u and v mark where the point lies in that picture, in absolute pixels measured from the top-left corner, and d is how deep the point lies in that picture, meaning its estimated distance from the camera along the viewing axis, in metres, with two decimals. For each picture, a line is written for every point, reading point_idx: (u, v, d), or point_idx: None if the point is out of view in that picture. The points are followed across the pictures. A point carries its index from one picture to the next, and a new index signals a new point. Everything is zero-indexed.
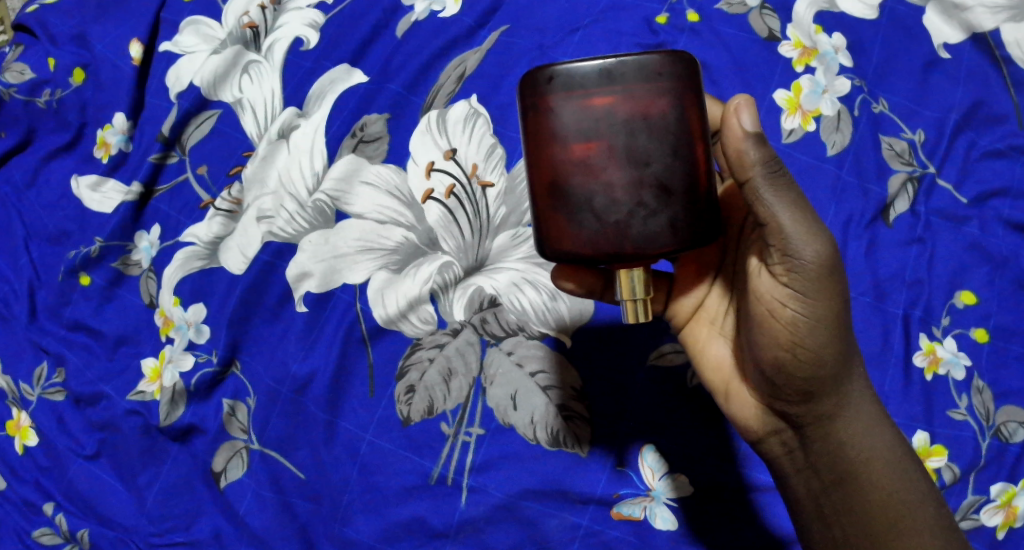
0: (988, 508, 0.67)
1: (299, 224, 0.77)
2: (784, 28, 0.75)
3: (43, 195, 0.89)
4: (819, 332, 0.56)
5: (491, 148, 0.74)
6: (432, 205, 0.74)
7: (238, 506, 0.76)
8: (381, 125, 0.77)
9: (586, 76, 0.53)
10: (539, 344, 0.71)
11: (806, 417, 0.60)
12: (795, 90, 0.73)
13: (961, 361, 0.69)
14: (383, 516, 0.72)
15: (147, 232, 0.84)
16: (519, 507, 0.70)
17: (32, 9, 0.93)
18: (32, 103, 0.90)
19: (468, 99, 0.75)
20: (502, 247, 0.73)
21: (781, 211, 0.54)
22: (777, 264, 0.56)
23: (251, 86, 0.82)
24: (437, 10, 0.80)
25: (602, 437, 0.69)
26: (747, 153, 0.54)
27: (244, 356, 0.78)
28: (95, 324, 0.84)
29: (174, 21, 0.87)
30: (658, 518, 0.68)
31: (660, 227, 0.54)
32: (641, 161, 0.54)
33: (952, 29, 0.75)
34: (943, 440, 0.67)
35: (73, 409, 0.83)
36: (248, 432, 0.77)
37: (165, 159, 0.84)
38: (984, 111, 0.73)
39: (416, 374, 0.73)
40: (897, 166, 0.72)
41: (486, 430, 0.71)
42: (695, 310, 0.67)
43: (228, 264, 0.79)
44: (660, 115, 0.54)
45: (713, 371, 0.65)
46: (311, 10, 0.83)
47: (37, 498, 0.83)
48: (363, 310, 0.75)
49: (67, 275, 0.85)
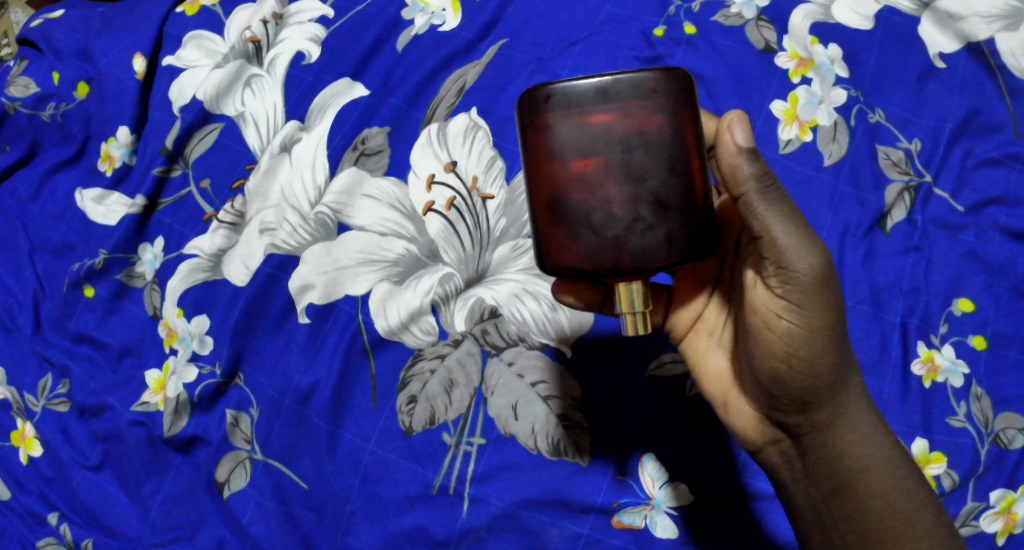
0: (988, 515, 0.67)
1: (301, 237, 0.78)
2: (781, 40, 0.76)
3: (48, 208, 0.89)
4: (814, 342, 0.57)
5: (491, 160, 0.75)
6: (432, 217, 0.75)
7: (241, 515, 0.77)
8: (382, 139, 0.78)
9: (583, 95, 0.54)
10: (539, 354, 0.72)
11: (804, 426, 0.60)
12: (792, 101, 0.74)
13: (959, 368, 0.69)
14: (385, 525, 0.73)
15: (151, 244, 0.85)
16: (521, 516, 0.70)
17: (36, 23, 0.93)
18: (37, 117, 0.91)
19: (468, 113, 0.76)
20: (503, 258, 0.74)
21: (775, 224, 0.55)
22: (772, 276, 0.57)
23: (254, 100, 0.83)
24: (437, 24, 0.81)
25: (602, 446, 0.70)
26: (741, 167, 0.55)
27: (247, 368, 0.79)
28: (100, 335, 0.84)
29: (177, 35, 0.88)
30: (658, 526, 0.68)
31: (658, 240, 0.55)
32: (638, 177, 0.55)
33: (946, 38, 0.75)
34: (943, 447, 0.68)
35: (77, 420, 0.84)
36: (251, 442, 0.77)
37: (168, 172, 0.85)
38: (980, 120, 0.74)
39: (418, 385, 0.73)
40: (894, 175, 0.73)
41: (488, 440, 0.71)
42: (694, 322, 0.68)
43: (231, 276, 0.80)
44: (656, 131, 0.54)
45: (712, 382, 0.66)
46: (313, 24, 0.84)
47: (41, 508, 0.83)
48: (365, 322, 0.75)
49: (71, 287, 0.86)
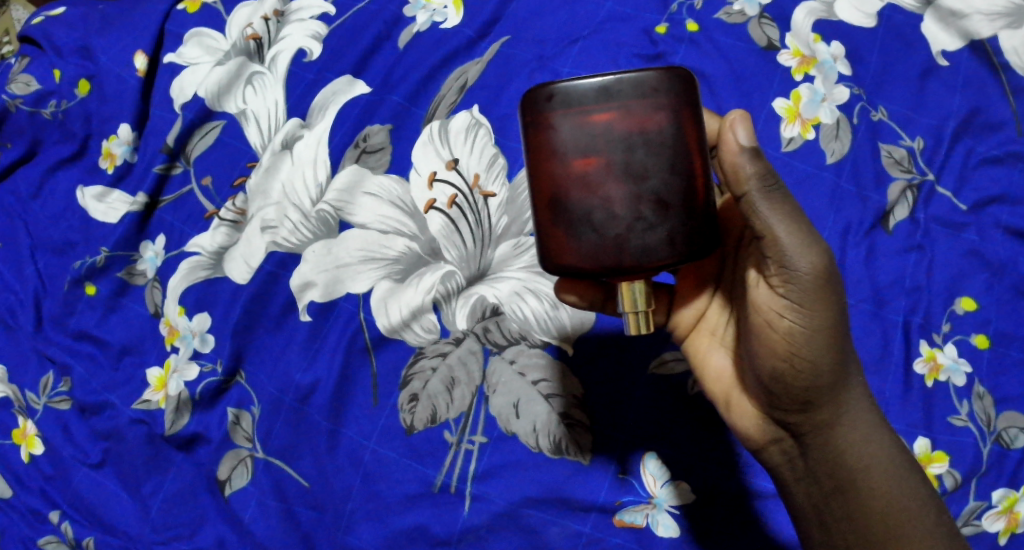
0: (989, 514, 0.67)
1: (302, 235, 0.78)
2: (783, 38, 0.75)
3: (50, 206, 0.89)
4: (816, 342, 0.56)
5: (492, 158, 0.74)
6: (433, 215, 0.75)
7: (242, 514, 0.77)
8: (383, 137, 0.78)
9: (584, 94, 0.54)
10: (541, 353, 0.72)
11: (805, 425, 0.60)
12: (794, 99, 0.74)
13: (961, 368, 0.69)
14: (386, 524, 0.72)
15: (152, 242, 0.85)
16: (522, 515, 0.70)
17: (37, 21, 0.93)
18: (38, 115, 0.90)
19: (469, 110, 0.76)
20: (504, 256, 0.73)
21: (777, 223, 0.54)
22: (774, 275, 0.57)
23: (255, 97, 0.83)
24: (438, 22, 0.81)
25: (604, 444, 0.70)
26: (743, 166, 0.55)
27: (248, 367, 0.79)
28: (101, 333, 0.84)
29: (178, 33, 0.88)
30: (660, 525, 0.68)
31: (660, 239, 0.55)
32: (639, 175, 0.54)
33: (949, 37, 0.75)
34: (945, 446, 0.67)
35: (78, 419, 0.84)
36: (252, 441, 0.77)
37: (169, 170, 0.85)
38: (982, 118, 0.74)
39: (419, 383, 0.73)
40: (896, 173, 0.73)
41: (489, 439, 0.71)
42: (696, 321, 0.68)
43: (232, 275, 0.80)
44: (658, 130, 0.54)
45: (714, 381, 0.66)
46: (314, 22, 0.83)
47: (43, 506, 0.83)
48: (366, 320, 0.75)
49: (72, 285, 0.86)
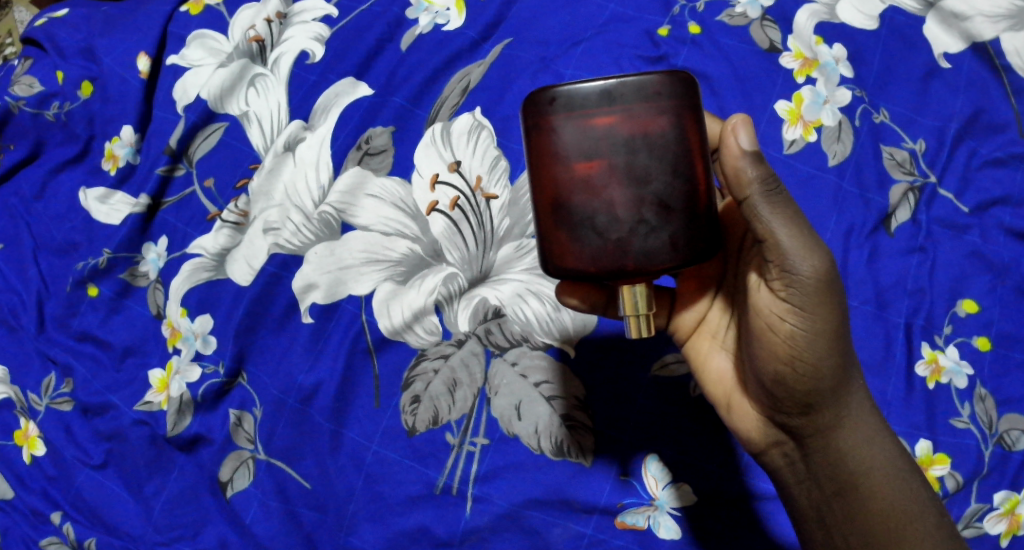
0: (991, 516, 0.67)
1: (305, 236, 0.78)
2: (785, 39, 0.75)
3: (51, 207, 0.89)
4: (817, 345, 0.57)
5: (495, 160, 0.75)
6: (436, 217, 0.75)
7: (244, 515, 0.77)
8: (386, 138, 0.78)
9: (586, 97, 0.54)
10: (543, 355, 0.72)
11: (807, 429, 0.60)
12: (796, 101, 0.74)
13: (963, 370, 0.69)
14: (387, 525, 0.73)
15: (155, 244, 0.85)
16: (523, 516, 0.70)
17: (40, 22, 0.93)
18: (41, 116, 0.91)
19: (472, 112, 0.76)
20: (507, 258, 0.74)
21: (778, 227, 0.55)
22: (776, 279, 0.57)
23: (258, 99, 0.83)
24: (441, 24, 0.81)
25: (605, 446, 0.70)
26: (744, 171, 0.55)
27: (250, 368, 0.79)
28: (103, 334, 0.84)
29: (181, 35, 0.88)
30: (662, 527, 0.68)
31: (661, 243, 0.55)
32: (641, 179, 0.55)
33: (951, 38, 0.75)
34: (947, 448, 0.67)
35: (80, 419, 0.84)
36: (254, 442, 0.77)
37: (172, 171, 0.85)
38: (985, 120, 0.74)
39: (421, 384, 0.73)
40: (898, 175, 0.73)
41: (491, 440, 0.71)
42: (697, 324, 0.67)
43: (234, 276, 0.80)
44: (660, 133, 0.54)
45: (715, 383, 0.66)
46: (317, 23, 0.84)
47: (44, 507, 0.84)
48: (369, 321, 0.75)
49: (75, 287, 0.86)
